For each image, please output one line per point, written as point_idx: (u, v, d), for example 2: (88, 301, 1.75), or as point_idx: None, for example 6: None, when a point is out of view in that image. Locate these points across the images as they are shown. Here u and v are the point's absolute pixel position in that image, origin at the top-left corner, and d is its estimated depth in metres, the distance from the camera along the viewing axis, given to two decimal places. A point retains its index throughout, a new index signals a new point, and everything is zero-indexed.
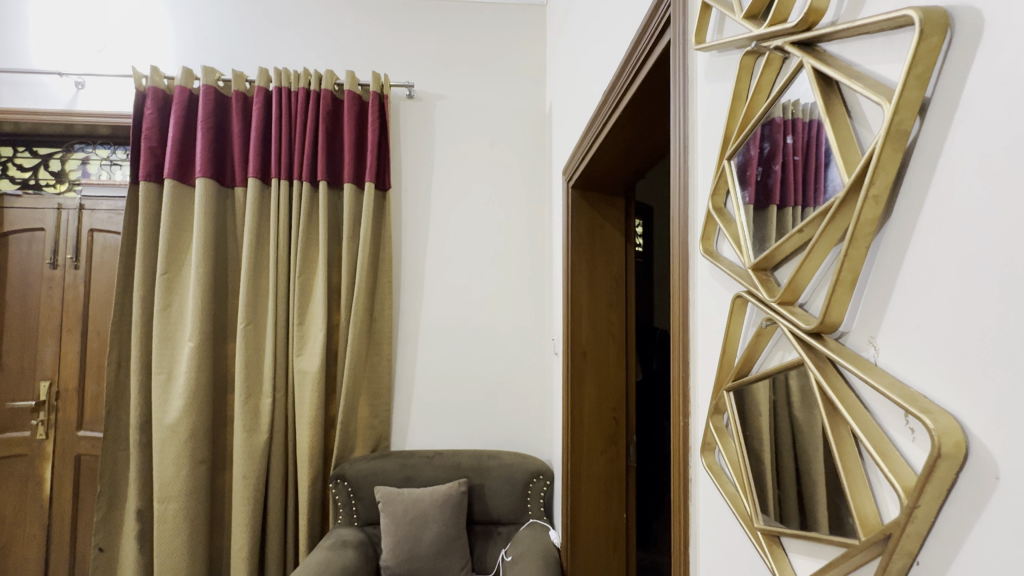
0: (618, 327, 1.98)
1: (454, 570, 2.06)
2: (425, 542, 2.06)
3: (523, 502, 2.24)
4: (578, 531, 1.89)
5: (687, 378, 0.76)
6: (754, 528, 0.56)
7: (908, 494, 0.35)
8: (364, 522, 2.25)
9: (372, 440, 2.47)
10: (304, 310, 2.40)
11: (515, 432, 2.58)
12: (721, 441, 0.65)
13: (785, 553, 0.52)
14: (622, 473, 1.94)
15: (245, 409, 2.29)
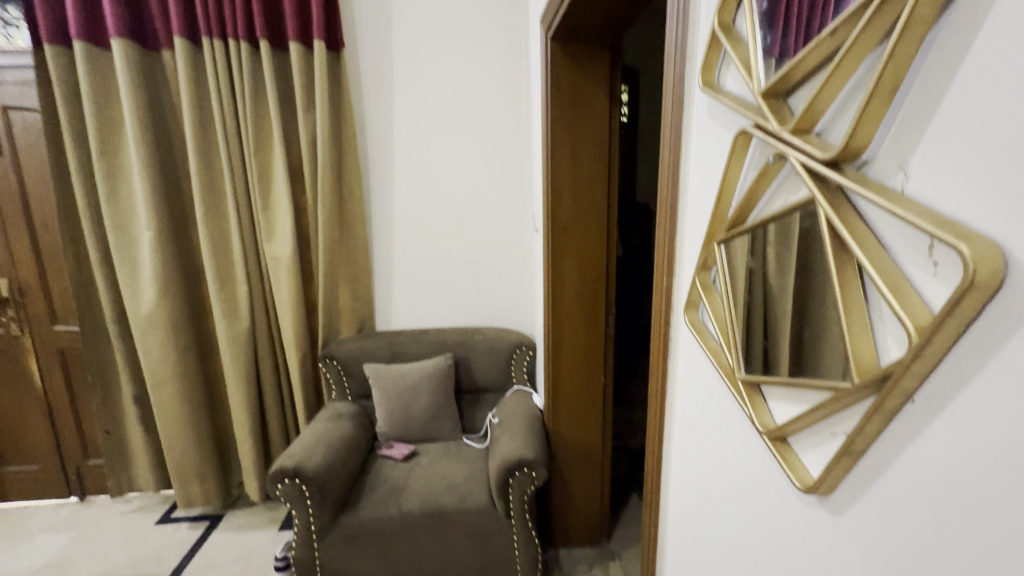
0: (601, 199, 1.89)
1: (446, 432, 2.24)
2: (416, 410, 2.20)
3: (507, 370, 2.37)
4: (559, 393, 2.01)
5: (673, 237, 0.71)
6: (734, 379, 0.55)
7: (920, 333, 0.31)
8: (358, 395, 2.37)
9: (356, 321, 2.50)
10: (267, 192, 2.24)
11: (498, 309, 2.62)
12: (707, 297, 0.62)
13: (764, 401, 0.52)
14: (602, 341, 2.00)
15: (222, 297, 2.25)
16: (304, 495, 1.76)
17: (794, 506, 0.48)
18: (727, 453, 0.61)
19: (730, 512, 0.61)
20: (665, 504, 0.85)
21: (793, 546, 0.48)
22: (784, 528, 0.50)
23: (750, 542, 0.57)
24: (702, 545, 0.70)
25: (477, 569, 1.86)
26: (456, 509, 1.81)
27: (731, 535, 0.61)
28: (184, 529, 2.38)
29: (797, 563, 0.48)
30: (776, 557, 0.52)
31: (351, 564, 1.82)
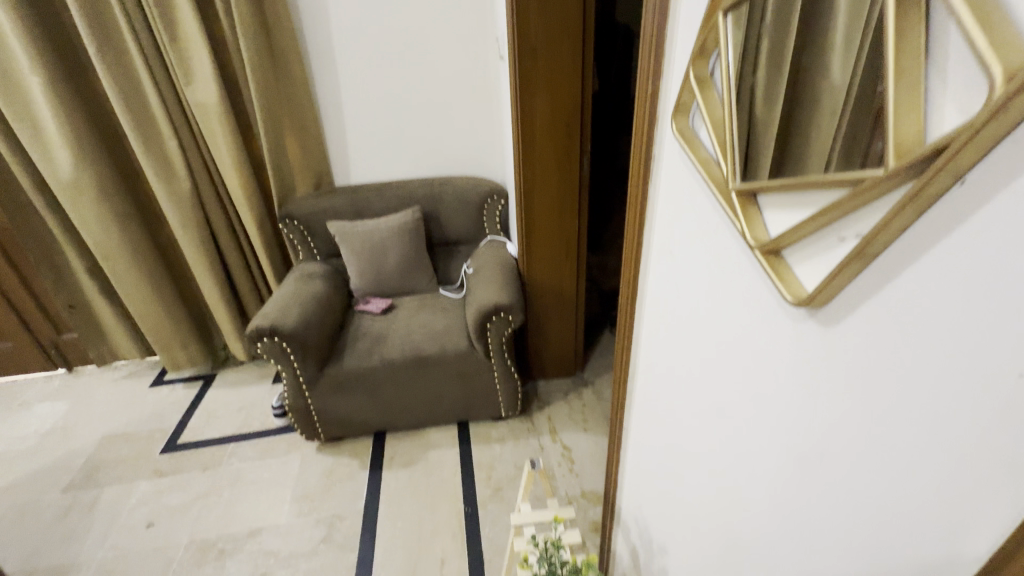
0: (575, 11, 1.59)
1: (422, 285, 2.23)
2: (389, 265, 2.15)
3: (480, 221, 2.29)
4: (533, 240, 1.97)
5: (664, 22, 0.60)
6: (727, 191, 0.48)
7: (1007, 84, 0.23)
8: (327, 255, 2.29)
9: (312, 177, 2.29)
10: (171, 22, 1.84)
11: (466, 157, 2.43)
12: (703, 97, 0.51)
13: (760, 213, 0.45)
14: (577, 183, 1.89)
15: (152, 156, 2.00)
16: (286, 352, 1.79)
17: (781, 326, 0.47)
18: (710, 273, 0.58)
19: (708, 337, 0.61)
20: (640, 334, 0.87)
21: (775, 363, 0.49)
22: (767, 348, 0.49)
23: (728, 363, 0.57)
24: (676, 368, 0.73)
25: (463, 403, 2.03)
26: (438, 354, 1.89)
27: (707, 357, 0.62)
28: (179, 390, 2.48)
29: (776, 378, 0.49)
30: (754, 374, 0.53)
31: (344, 407, 1.95)
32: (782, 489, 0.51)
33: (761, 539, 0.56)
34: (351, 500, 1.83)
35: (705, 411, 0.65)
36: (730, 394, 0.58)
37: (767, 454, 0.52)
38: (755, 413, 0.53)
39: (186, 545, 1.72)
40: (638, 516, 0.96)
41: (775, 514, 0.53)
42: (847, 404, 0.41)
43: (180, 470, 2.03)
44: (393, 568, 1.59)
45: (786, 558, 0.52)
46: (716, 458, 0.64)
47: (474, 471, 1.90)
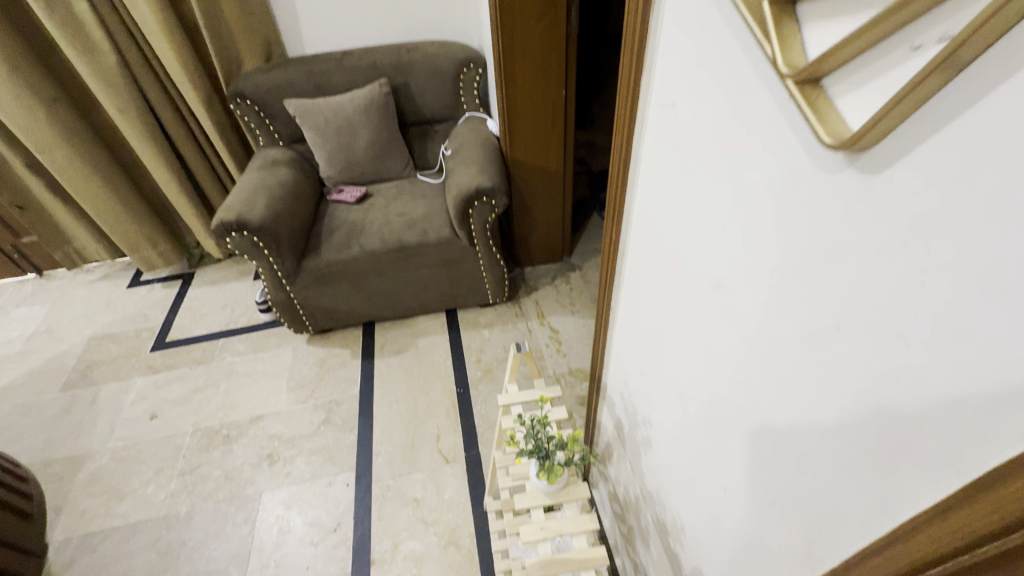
0: None
1: (398, 171, 2.07)
2: (359, 149, 1.97)
3: (456, 95, 2.06)
4: (515, 114, 1.78)
5: None
6: (758, 7, 0.37)
7: None
8: (290, 141, 2.09)
9: (260, 47, 1.99)
10: None
11: (436, 17, 2.11)
12: None
13: (800, 34, 0.35)
14: (563, 44, 1.66)
15: (61, 21, 1.67)
16: (258, 246, 1.70)
17: (807, 185, 0.40)
18: (722, 127, 0.49)
19: (712, 207, 0.54)
20: (630, 210, 0.80)
21: (792, 230, 0.43)
22: (785, 213, 0.43)
23: (734, 235, 0.51)
24: (671, 244, 0.67)
25: (450, 292, 2.01)
26: (420, 243, 1.81)
27: (709, 229, 0.56)
28: (159, 290, 2.42)
29: (791, 247, 0.43)
30: (764, 246, 0.47)
31: (328, 300, 1.92)
32: (783, 362, 0.48)
33: (753, 412, 0.55)
34: (346, 387, 1.88)
35: (701, 288, 0.61)
36: (732, 269, 0.53)
37: (768, 328, 0.49)
38: (759, 286, 0.49)
39: (192, 432, 1.80)
40: (622, 391, 0.98)
41: (772, 388, 0.50)
42: (879, 269, 0.35)
43: (174, 366, 2.05)
44: (392, 443, 1.69)
45: (780, 429, 0.51)
46: (709, 336, 0.61)
47: (464, 355, 1.95)
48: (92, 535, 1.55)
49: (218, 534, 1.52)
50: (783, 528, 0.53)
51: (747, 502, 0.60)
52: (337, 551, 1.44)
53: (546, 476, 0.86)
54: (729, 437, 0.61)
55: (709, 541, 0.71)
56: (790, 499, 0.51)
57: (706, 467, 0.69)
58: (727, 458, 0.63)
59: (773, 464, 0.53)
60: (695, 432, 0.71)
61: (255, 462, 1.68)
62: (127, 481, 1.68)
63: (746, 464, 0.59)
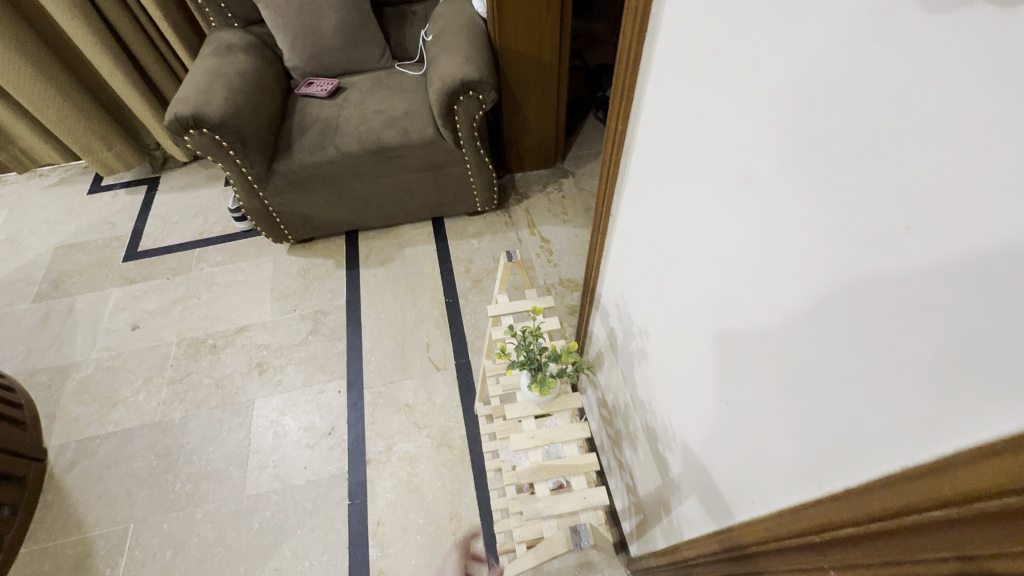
0: None
1: (373, 62, 1.84)
2: (326, 33, 1.73)
3: None
4: None
5: None
6: None
7: None
8: (247, 23, 1.83)
9: None
10: None
11: None
12: None
13: None
14: None
15: None
16: (222, 145, 1.54)
17: (902, 40, 0.31)
18: None
19: (755, 81, 0.45)
20: (645, 96, 0.69)
21: (866, 102, 0.34)
22: (861, 79, 0.35)
23: (781, 116, 0.43)
24: (692, 135, 0.58)
25: (435, 199, 1.89)
26: (401, 145, 1.66)
27: (748, 111, 0.47)
28: (123, 196, 2.26)
29: (859, 128, 0.35)
30: (821, 128, 0.39)
31: (306, 207, 1.81)
32: (823, 269, 0.42)
33: (772, 324, 0.51)
34: (332, 297, 1.84)
35: (725, 187, 0.53)
36: (772, 160, 0.45)
37: (811, 229, 0.42)
38: (807, 179, 0.41)
39: (178, 342, 1.78)
40: (618, 302, 0.94)
41: (803, 298, 0.45)
42: (984, 151, 0.28)
43: (150, 277, 1.97)
44: (382, 352, 1.69)
45: (804, 341, 0.46)
46: (729, 241, 0.55)
47: (451, 265, 1.89)
48: (90, 439, 1.58)
49: (215, 438, 1.55)
50: (790, 443, 0.51)
51: (748, 416, 0.58)
52: (333, 453, 1.49)
53: (537, 386, 0.85)
54: (739, 349, 0.58)
55: (702, 450, 0.71)
56: (804, 414, 0.48)
57: (706, 379, 0.67)
58: (732, 371, 0.60)
59: (789, 380, 0.50)
60: (695, 343, 0.68)
61: (245, 371, 1.68)
62: (117, 389, 1.68)
63: (755, 378, 0.56)
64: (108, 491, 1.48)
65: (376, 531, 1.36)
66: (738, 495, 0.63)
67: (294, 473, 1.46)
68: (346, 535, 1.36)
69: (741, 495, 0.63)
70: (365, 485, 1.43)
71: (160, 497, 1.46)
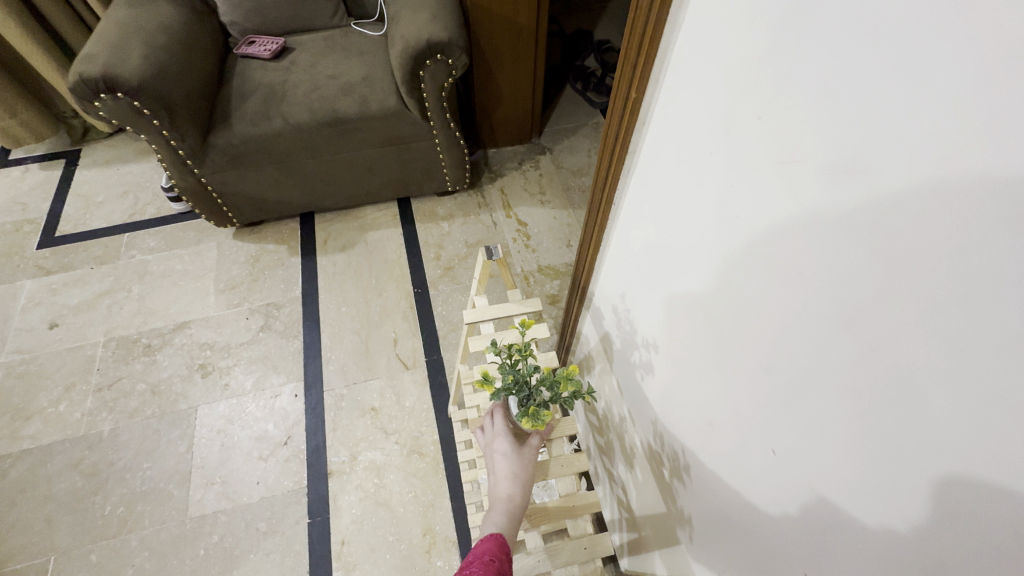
0: None
1: (325, 19, 1.61)
2: None
3: None
4: None
5: None
6: None
7: None
8: None
9: None
10: None
11: None
12: None
13: None
14: None
15: None
16: (143, 114, 1.31)
17: None
18: None
19: (858, 33, 0.31)
20: (673, 55, 0.54)
21: None
22: None
23: (907, 79, 0.29)
24: (742, 113, 0.45)
25: (401, 178, 1.71)
26: (360, 116, 1.46)
27: (839, 76, 0.34)
28: (36, 171, 1.96)
29: None
30: (998, 90, 0.25)
31: (252, 186, 1.59)
32: (977, 310, 0.29)
33: (862, 369, 0.39)
34: (285, 288, 1.65)
35: (803, 182, 0.39)
36: (892, 148, 0.31)
37: (967, 252, 0.29)
38: (955, 175, 0.28)
39: (105, 343, 1.55)
40: (619, 308, 0.82)
41: (929, 347, 0.33)
42: None
43: (70, 266, 1.72)
44: (343, 349, 1.52)
45: (926, 403, 0.34)
46: (798, 255, 0.42)
47: (420, 251, 1.72)
48: (0, 459, 1.37)
49: (152, 453, 1.37)
50: (886, 520, 0.40)
51: (810, 473, 0.47)
52: (289, 465, 1.34)
53: (522, 413, 0.72)
54: (802, 388, 0.45)
55: (733, 492, 0.61)
56: (909, 491, 0.37)
57: (743, 415, 0.56)
58: (792, 414, 0.48)
59: (885, 445, 0.38)
60: (729, 372, 0.57)
61: (186, 374, 1.49)
62: (32, 399, 1.46)
63: (823, 431, 0.44)
64: (24, 518, 1.28)
65: (340, 552, 1.22)
66: (789, 556, 0.53)
67: (245, 490, 1.30)
68: (307, 558, 1.22)
69: (795, 556, 0.53)
70: (327, 501, 1.29)
71: (87, 523, 1.27)
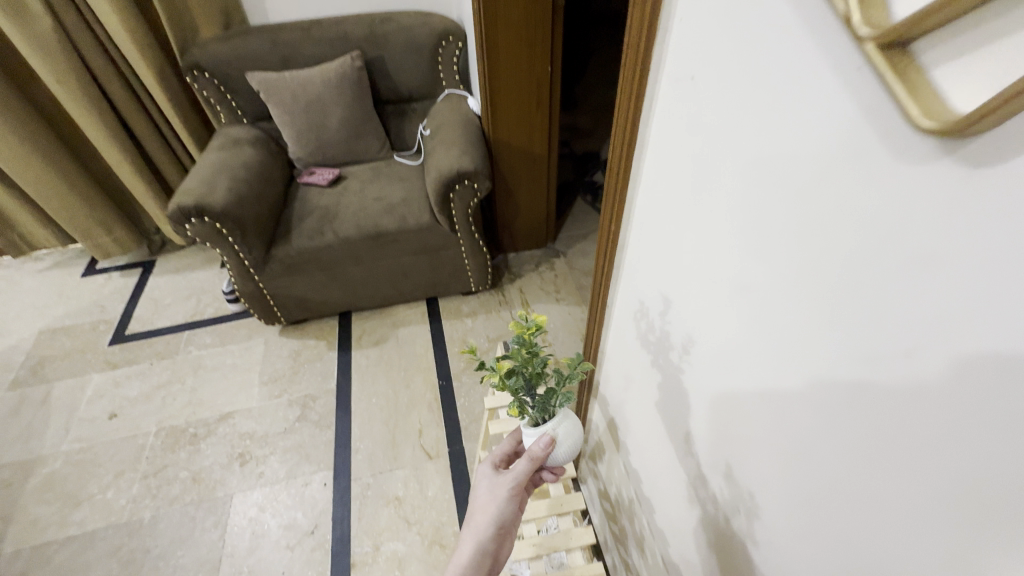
0: None
1: (373, 153, 1.95)
2: (331, 130, 1.85)
3: (434, 71, 1.93)
4: (498, 92, 1.67)
5: None
6: None
7: None
8: (256, 118, 1.94)
9: (218, 14, 1.85)
10: None
11: None
12: None
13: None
14: (548, 18, 1.54)
15: None
16: (221, 233, 1.57)
17: (882, 180, 0.34)
18: (763, 115, 0.43)
19: (737, 202, 0.49)
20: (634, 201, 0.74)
21: (855, 236, 0.37)
22: (847, 215, 0.37)
23: (784, 225, 0.44)
24: (738, 193, 0.49)
25: (430, 280, 1.92)
26: (398, 230, 1.71)
27: (734, 226, 0.51)
28: (116, 278, 2.27)
29: (850, 258, 0.38)
30: (801, 243, 0.43)
31: (302, 289, 1.82)
32: (826, 380, 0.44)
33: (781, 430, 0.51)
34: (322, 380, 1.79)
35: (724, 293, 0.55)
36: (763, 272, 0.48)
37: (811, 340, 0.44)
38: (797, 291, 0.44)
39: (156, 432, 1.69)
40: (630, 370, 0.87)
41: (809, 409, 0.46)
42: (971, 300, 0.30)
43: (135, 361, 1.92)
44: (371, 439, 1.62)
45: (817, 452, 0.47)
46: (728, 345, 0.57)
47: (446, 345, 1.87)
48: (47, 545, 1.45)
49: (186, 540, 1.43)
50: (819, 559, 0.50)
51: (767, 526, 0.57)
52: (314, 555, 1.38)
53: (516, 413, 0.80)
54: (750, 451, 0.58)
55: (760, 560, 0.60)
56: (825, 528, 0.48)
57: (754, 474, 0.58)
58: (748, 474, 0.59)
59: (804, 491, 0.50)
60: (750, 432, 0.57)
61: (226, 462, 1.59)
62: (84, 486, 1.57)
63: (769, 486, 0.55)
64: None
65: None
66: None
67: None
68: None
69: None
70: None
71: None
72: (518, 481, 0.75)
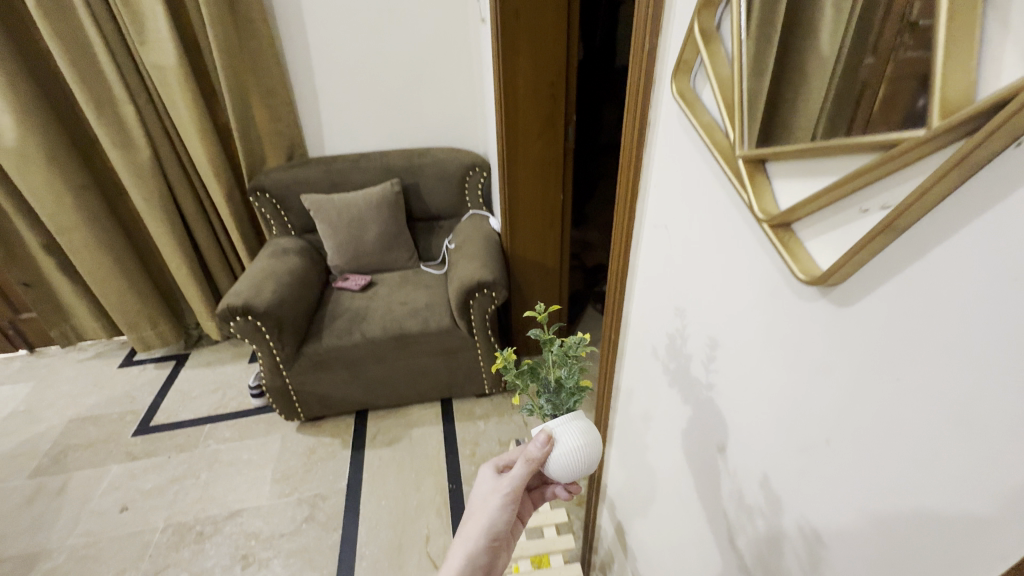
0: None
1: (402, 262, 2.16)
2: (368, 242, 2.08)
3: (461, 194, 2.21)
4: (517, 215, 1.91)
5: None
6: (734, 157, 0.44)
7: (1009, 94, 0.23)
8: (303, 230, 2.20)
9: (284, 147, 2.21)
10: None
11: (445, 128, 2.38)
12: (709, 53, 0.48)
13: (769, 183, 0.42)
14: (561, 158, 1.82)
15: (105, 123, 1.88)
16: (260, 330, 1.72)
17: (791, 303, 0.44)
18: (712, 249, 0.55)
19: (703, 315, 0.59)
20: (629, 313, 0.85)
21: (781, 346, 0.46)
22: (774, 329, 0.47)
23: (735, 334, 0.53)
24: (703, 307, 0.59)
25: (446, 380, 2.00)
26: (420, 332, 1.85)
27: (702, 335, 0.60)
28: (150, 369, 2.40)
29: (782, 363, 0.46)
30: (748, 350, 0.51)
31: (325, 386, 1.91)
32: (778, 470, 0.49)
33: (755, 522, 0.55)
34: (333, 479, 1.81)
35: (702, 393, 0.63)
36: (727, 374, 0.56)
37: (764, 434, 0.51)
38: (750, 390, 0.52)
39: (162, 528, 1.68)
40: (637, 454, 0.89)
41: (772, 499, 0.51)
42: (857, 398, 0.38)
43: (154, 453, 1.97)
44: (377, 544, 1.59)
45: (782, 542, 0.50)
46: (709, 441, 0.63)
47: (457, 447, 1.90)
48: None
49: None
50: None
51: None
52: None
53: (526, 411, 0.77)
54: (735, 548, 0.60)
55: None
56: None
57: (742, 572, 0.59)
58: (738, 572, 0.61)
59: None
60: (746, 525, 0.57)
61: (228, 564, 1.56)
62: None
63: None
64: None
65: None
66: None
67: None
68: None
69: None
70: None
71: None
72: (511, 487, 0.75)
